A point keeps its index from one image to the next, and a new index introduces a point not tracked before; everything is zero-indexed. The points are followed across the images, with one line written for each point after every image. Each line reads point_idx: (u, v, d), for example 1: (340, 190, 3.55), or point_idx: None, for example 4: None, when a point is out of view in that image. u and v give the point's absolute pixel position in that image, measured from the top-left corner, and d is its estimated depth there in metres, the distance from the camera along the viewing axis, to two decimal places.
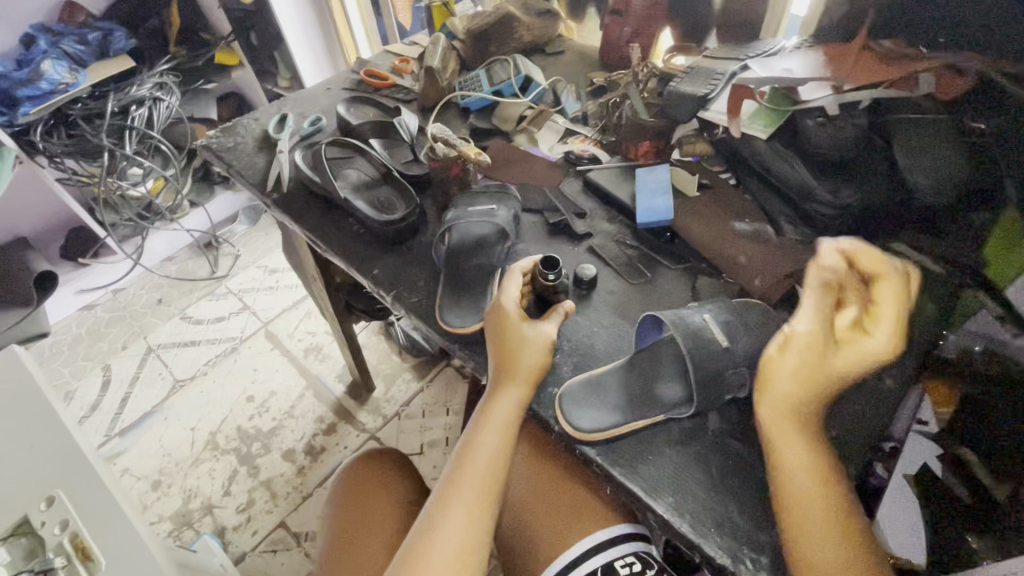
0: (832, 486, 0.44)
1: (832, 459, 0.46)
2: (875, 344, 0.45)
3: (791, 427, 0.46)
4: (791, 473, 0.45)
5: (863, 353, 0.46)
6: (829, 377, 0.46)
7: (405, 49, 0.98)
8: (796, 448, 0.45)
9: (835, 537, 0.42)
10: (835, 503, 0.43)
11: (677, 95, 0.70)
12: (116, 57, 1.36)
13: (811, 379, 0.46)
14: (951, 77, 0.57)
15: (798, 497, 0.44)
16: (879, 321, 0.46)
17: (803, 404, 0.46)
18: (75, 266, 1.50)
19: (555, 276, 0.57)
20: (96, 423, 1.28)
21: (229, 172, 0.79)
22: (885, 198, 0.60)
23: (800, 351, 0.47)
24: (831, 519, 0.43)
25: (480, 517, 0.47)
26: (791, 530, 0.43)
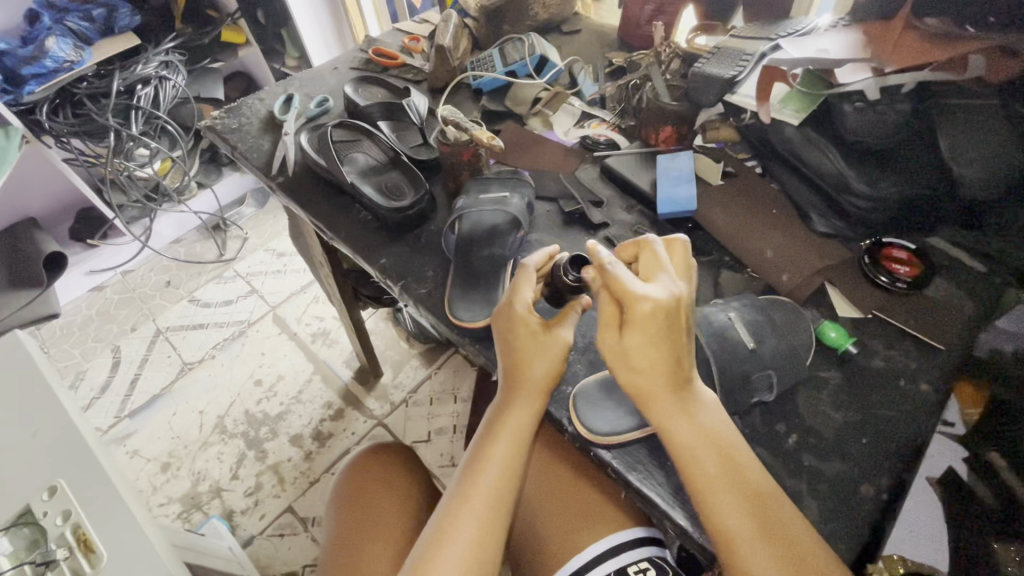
0: (748, 483, 0.42)
1: (735, 436, 0.45)
2: (641, 310, 0.43)
3: (680, 430, 0.44)
4: (702, 480, 0.43)
5: (640, 322, 0.43)
6: (642, 361, 0.44)
7: (415, 28, 0.95)
8: (693, 447, 0.43)
9: (763, 540, 0.40)
10: (745, 484, 0.42)
11: (704, 76, 0.65)
12: (123, 35, 1.33)
13: (645, 367, 0.44)
14: (1004, 60, 0.51)
15: (714, 504, 0.42)
16: (629, 294, 0.44)
17: (676, 402, 0.44)
18: (84, 247, 1.49)
19: (576, 276, 0.54)
20: (105, 405, 1.28)
21: (233, 154, 0.76)
22: (928, 190, 0.56)
23: (618, 352, 0.45)
24: (756, 520, 0.41)
25: (490, 527, 0.46)
26: (722, 544, 0.41)
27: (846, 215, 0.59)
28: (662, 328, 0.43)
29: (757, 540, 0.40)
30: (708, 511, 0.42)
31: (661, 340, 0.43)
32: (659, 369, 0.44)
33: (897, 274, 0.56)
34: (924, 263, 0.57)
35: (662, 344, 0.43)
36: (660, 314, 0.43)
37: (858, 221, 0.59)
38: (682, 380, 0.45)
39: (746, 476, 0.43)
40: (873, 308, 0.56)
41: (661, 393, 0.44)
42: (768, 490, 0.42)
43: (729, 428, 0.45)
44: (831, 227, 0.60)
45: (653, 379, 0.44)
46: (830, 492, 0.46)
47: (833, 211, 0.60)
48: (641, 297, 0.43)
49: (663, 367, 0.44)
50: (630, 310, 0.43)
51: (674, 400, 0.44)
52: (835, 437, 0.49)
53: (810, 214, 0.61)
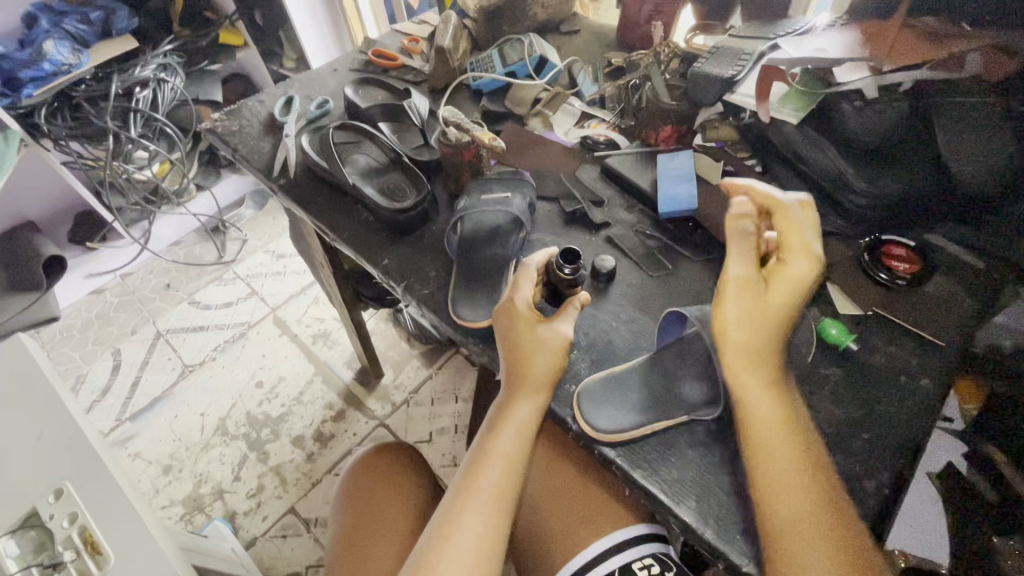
0: (813, 470, 0.43)
1: (803, 422, 0.46)
2: (798, 272, 0.44)
3: (764, 399, 0.45)
4: (771, 453, 0.43)
5: (787, 283, 0.45)
6: (773, 320, 0.45)
7: (414, 29, 0.95)
8: (766, 423, 0.44)
9: (819, 520, 0.41)
10: (809, 470, 0.43)
11: (703, 76, 0.66)
12: (120, 37, 1.33)
13: (763, 324, 0.45)
14: (1001, 58, 0.52)
15: (774, 480, 0.43)
16: (788, 248, 0.45)
17: (764, 371, 0.45)
18: (83, 250, 1.49)
19: (572, 269, 0.55)
20: (107, 408, 1.28)
21: (235, 157, 0.77)
22: (928, 187, 0.56)
23: (749, 304, 0.45)
24: (814, 496, 0.42)
25: (495, 522, 0.46)
26: (770, 519, 0.42)
27: (845, 212, 0.60)
28: (801, 294, 0.45)
29: (813, 518, 0.41)
30: (765, 486, 0.43)
31: (786, 305, 0.45)
32: (767, 330, 0.45)
33: (896, 270, 0.57)
34: (924, 261, 0.58)
35: (791, 306, 0.45)
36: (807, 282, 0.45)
37: (858, 219, 0.60)
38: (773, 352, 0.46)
39: (811, 462, 0.44)
40: (872, 305, 0.56)
41: (758, 361, 0.45)
42: (825, 479, 0.43)
43: (798, 411, 0.46)
44: (830, 224, 0.61)
45: (763, 338, 0.45)
46: None
47: (832, 209, 0.61)
48: (801, 258, 0.44)
49: (776, 328, 0.45)
50: (786, 267, 0.45)
51: (763, 370, 0.45)
52: (836, 432, 0.49)
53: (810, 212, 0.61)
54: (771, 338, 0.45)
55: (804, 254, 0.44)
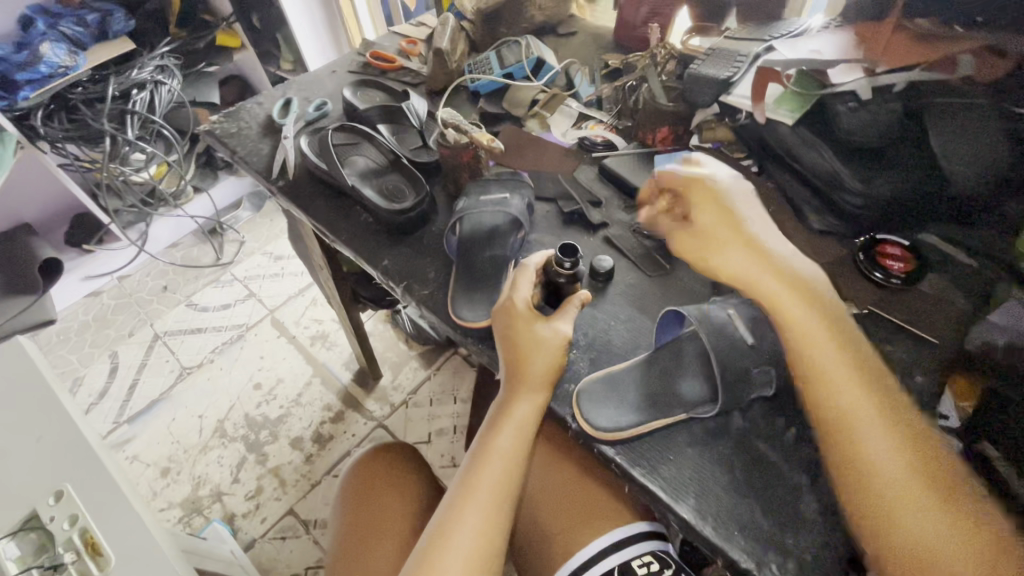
0: (891, 407, 0.43)
1: (869, 361, 0.45)
2: (702, 189, 0.51)
3: (824, 347, 0.45)
4: (845, 402, 0.43)
5: (704, 202, 0.50)
6: (731, 235, 0.49)
7: (412, 30, 0.95)
8: (832, 371, 0.44)
9: (913, 463, 0.41)
10: (889, 409, 0.43)
11: (699, 78, 0.67)
12: (117, 39, 1.32)
13: (731, 243, 0.49)
14: (992, 59, 0.53)
15: (855, 429, 0.42)
16: (686, 184, 0.52)
17: (817, 314, 0.46)
18: (80, 252, 1.49)
19: (572, 263, 0.54)
20: (104, 410, 1.28)
21: (233, 159, 0.77)
22: (921, 187, 0.57)
23: (703, 238, 0.50)
24: (903, 441, 0.41)
25: (496, 518, 0.47)
26: (859, 469, 0.42)
27: (840, 211, 0.61)
28: (721, 200, 0.50)
29: (905, 457, 0.41)
30: (847, 437, 0.42)
31: (726, 216, 0.49)
32: (744, 238, 0.48)
33: (891, 269, 0.58)
34: (918, 261, 0.58)
35: (734, 213, 0.50)
36: (714, 187, 0.51)
37: (853, 219, 0.60)
38: (805, 284, 0.47)
39: (886, 399, 0.43)
40: (868, 304, 0.57)
41: (785, 285, 0.46)
42: (904, 413, 0.43)
43: (863, 349, 0.46)
44: (825, 223, 0.62)
45: (743, 255, 0.48)
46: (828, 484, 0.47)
47: (827, 208, 0.62)
48: (692, 180, 0.52)
49: (745, 236, 0.48)
50: (692, 192, 0.51)
51: (816, 316, 0.46)
52: None
53: (803, 211, 0.63)
54: (749, 246, 0.48)
55: (694, 176, 0.52)
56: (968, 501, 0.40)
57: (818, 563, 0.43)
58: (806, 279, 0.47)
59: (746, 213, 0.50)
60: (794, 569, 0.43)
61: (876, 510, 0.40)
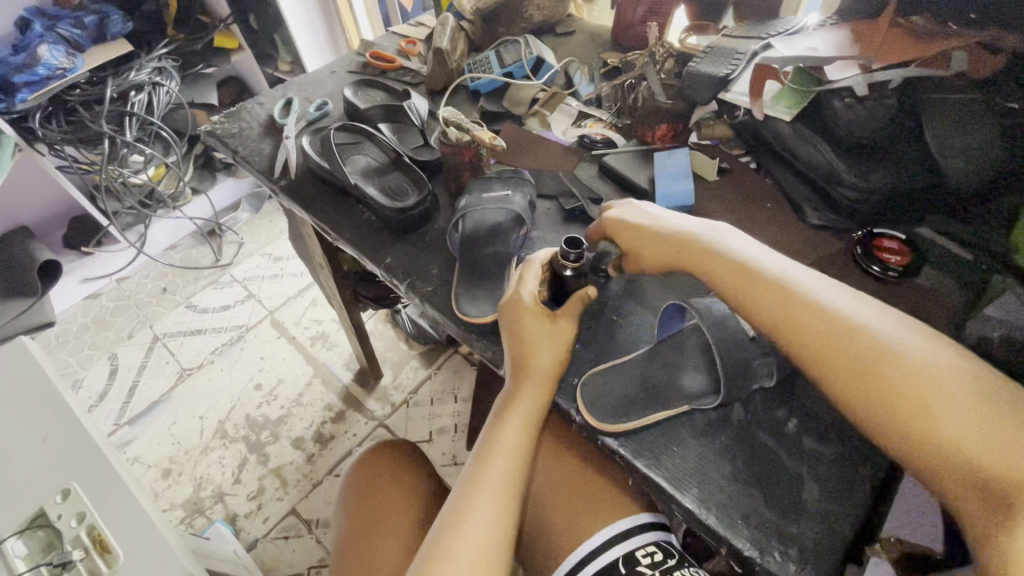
0: (911, 359, 0.41)
1: (869, 321, 0.44)
2: (611, 223, 0.58)
3: (802, 314, 0.45)
4: (845, 358, 0.43)
5: (621, 234, 0.57)
6: (660, 250, 0.54)
7: (411, 31, 0.96)
8: (840, 351, 0.43)
9: (938, 388, 0.39)
10: (911, 364, 0.40)
11: (699, 74, 0.67)
12: (114, 41, 1.32)
13: (664, 256, 0.54)
14: (984, 55, 0.54)
15: (888, 405, 0.40)
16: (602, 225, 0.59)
17: (781, 288, 0.47)
18: (79, 255, 1.49)
19: (578, 254, 0.54)
20: (104, 412, 1.28)
21: (235, 159, 0.77)
22: (918, 181, 0.58)
23: (645, 261, 0.56)
24: (926, 381, 0.39)
25: (504, 509, 0.47)
26: (914, 447, 0.39)
27: (838, 206, 0.62)
28: (624, 221, 0.57)
29: (945, 406, 0.38)
30: (886, 418, 0.40)
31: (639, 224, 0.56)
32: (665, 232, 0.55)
33: (888, 263, 0.58)
34: (914, 252, 0.59)
35: (642, 231, 0.55)
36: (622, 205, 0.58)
37: (851, 213, 0.61)
38: (751, 263, 0.50)
39: (904, 354, 0.41)
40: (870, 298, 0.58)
41: (728, 265, 0.50)
42: (927, 357, 0.41)
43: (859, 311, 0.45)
44: (823, 219, 0.63)
45: (682, 259, 0.53)
46: (827, 473, 0.47)
47: (825, 203, 0.63)
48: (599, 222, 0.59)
49: (664, 244, 0.54)
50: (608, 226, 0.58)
51: (781, 289, 0.47)
52: (834, 420, 0.50)
53: (803, 207, 0.64)
54: (668, 236, 0.54)
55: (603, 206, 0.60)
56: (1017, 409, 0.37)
57: (821, 551, 0.44)
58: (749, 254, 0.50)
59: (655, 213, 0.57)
60: (797, 556, 0.43)
61: (926, 453, 0.38)
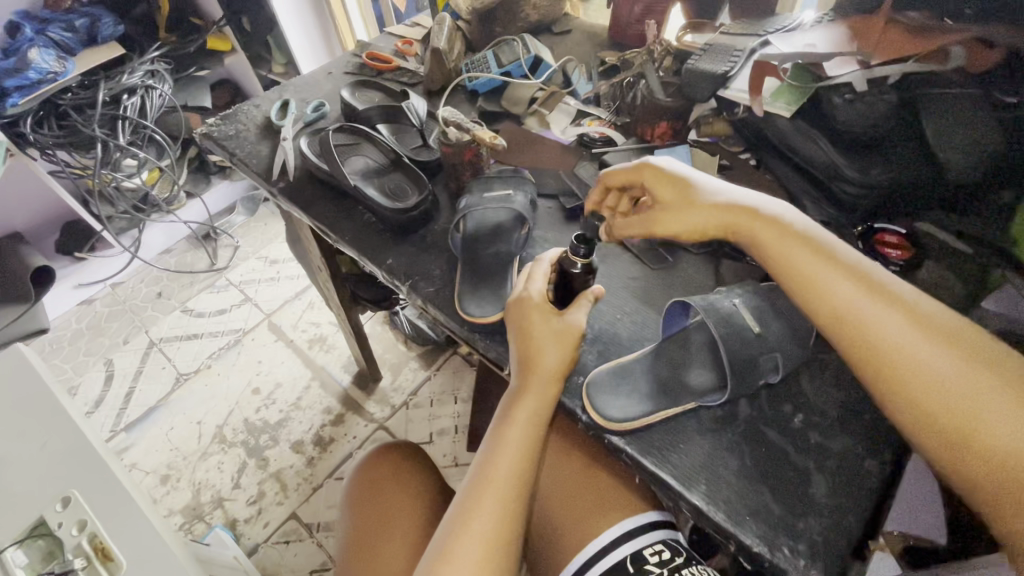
0: (981, 358, 0.39)
1: (937, 314, 0.42)
2: (652, 173, 0.55)
3: (853, 296, 0.43)
4: (895, 346, 0.41)
5: (658, 183, 0.55)
6: (697, 204, 0.53)
7: (407, 31, 0.95)
8: (900, 340, 0.41)
9: (998, 392, 0.37)
10: (981, 363, 0.39)
11: (697, 73, 0.67)
12: (106, 44, 1.31)
13: (692, 213, 0.52)
14: (982, 49, 0.55)
15: (953, 402, 0.38)
16: (633, 174, 0.56)
17: (834, 270, 0.45)
18: (72, 260, 1.47)
19: (586, 250, 0.50)
20: (100, 419, 1.26)
21: (232, 161, 0.76)
22: (918, 175, 0.58)
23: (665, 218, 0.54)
24: (997, 382, 0.38)
25: (513, 507, 0.47)
26: (973, 451, 0.37)
27: (839, 202, 0.62)
28: (665, 173, 0.55)
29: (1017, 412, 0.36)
30: (948, 415, 0.38)
31: (678, 186, 0.54)
32: (706, 204, 0.52)
33: (890, 258, 0.59)
34: (915, 247, 0.59)
35: (683, 186, 0.54)
36: (658, 167, 0.55)
37: (850, 208, 0.62)
38: (807, 240, 0.48)
39: (974, 352, 0.39)
40: None
41: (780, 238, 0.48)
42: (998, 359, 0.39)
43: (925, 303, 0.43)
44: (824, 214, 0.63)
45: (716, 218, 0.52)
46: (834, 468, 0.47)
47: (826, 199, 0.63)
48: (633, 172, 0.56)
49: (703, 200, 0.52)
50: (644, 176, 0.56)
51: (833, 270, 0.45)
52: (839, 415, 0.51)
53: (804, 203, 0.64)
54: (710, 204, 0.52)
55: (634, 166, 0.56)
56: None
57: (830, 545, 0.44)
58: (802, 231, 0.48)
59: (697, 180, 0.54)
60: (806, 551, 0.43)
61: (966, 450, 0.37)
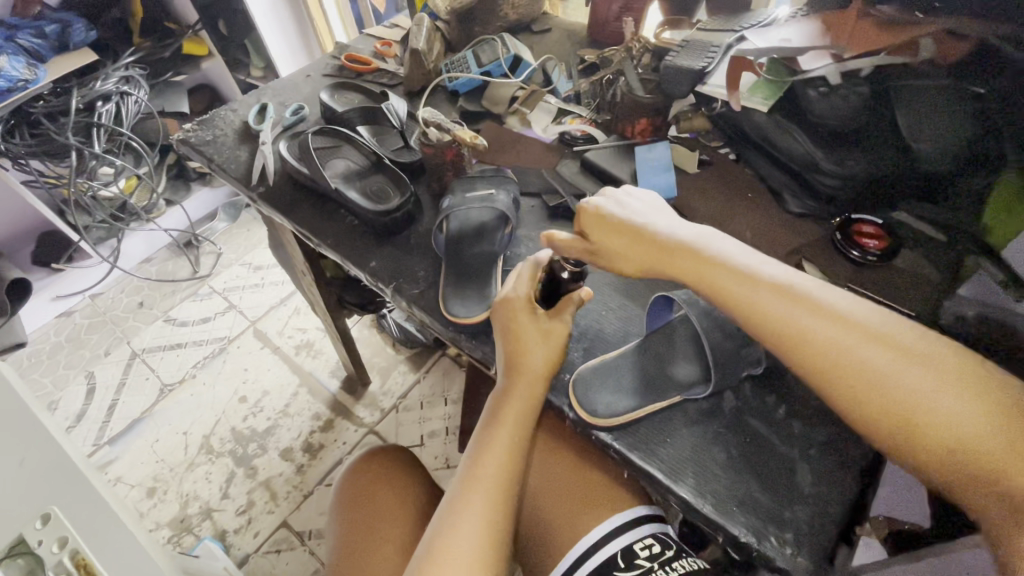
0: (906, 352, 0.40)
1: (859, 312, 0.43)
2: (588, 215, 0.53)
3: (784, 310, 0.44)
4: (831, 356, 0.42)
5: (594, 226, 0.53)
6: (630, 247, 0.51)
7: (386, 32, 0.95)
8: (836, 348, 0.42)
9: (932, 383, 0.38)
10: (907, 356, 0.40)
11: (674, 69, 0.68)
12: (78, 50, 1.28)
13: (628, 253, 0.51)
14: (953, 42, 0.55)
15: (896, 404, 0.39)
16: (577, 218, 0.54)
17: (758, 286, 0.46)
18: (48, 272, 1.44)
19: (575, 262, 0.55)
20: (83, 433, 1.24)
21: (210, 167, 0.75)
22: (890, 167, 0.59)
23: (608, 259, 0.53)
24: (927, 373, 0.39)
25: (502, 507, 0.47)
26: (927, 449, 0.38)
27: (817, 193, 0.63)
28: (601, 213, 0.53)
29: (952, 400, 0.38)
30: (894, 419, 0.39)
31: (614, 226, 0.52)
32: (637, 244, 0.51)
33: (868, 247, 0.60)
34: (892, 237, 0.61)
35: (619, 227, 0.52)
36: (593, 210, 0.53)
37: (829, 200, 0.63)
38: (733, 258, 0.48)
39: (899, 347, 0.41)
40: (848, 281, 0.59)
41: (706, 261, 0.48)
42: (920, 348, 0.40)
43: (845, 303, 0.44)
44: (802, 206, 0.64)
45: (646, 255, 0.51)
46: (818, 456, 0.48)
47: (804, 191, 0.64)
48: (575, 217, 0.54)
49: (634, 238, 0.51)
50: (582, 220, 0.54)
51: (762, 285, 0.46)
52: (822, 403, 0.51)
53: (783, 195, 0.65)
54: (643, 241, 0.51)
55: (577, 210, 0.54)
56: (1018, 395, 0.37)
57: (816, 534, 0.44)
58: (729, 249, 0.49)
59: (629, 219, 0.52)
60: (792, 540, 0.44)
61: (921, 449, 0.38)
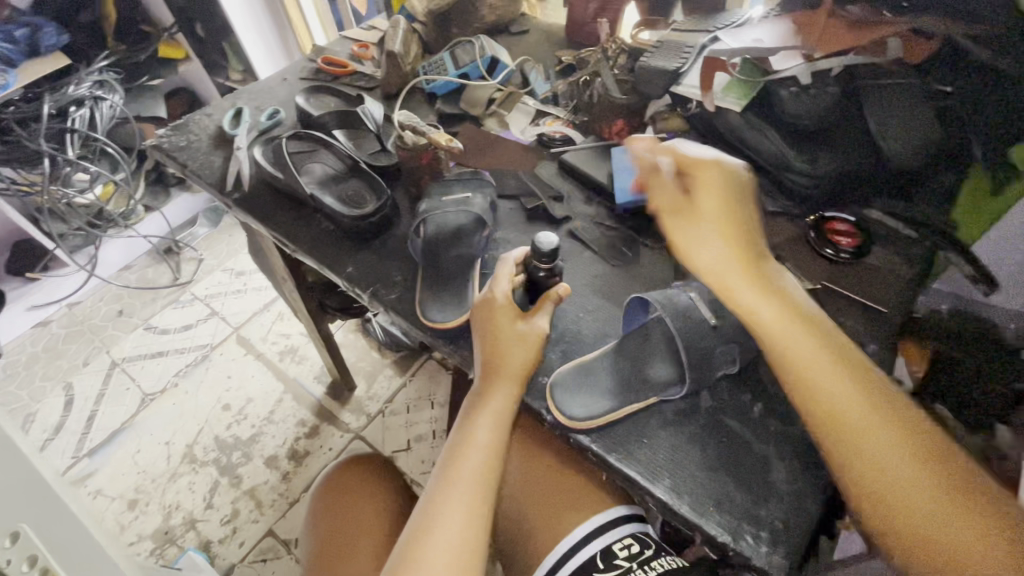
0: (881, 402, 0.44)
1: (851, 353, 0.46)
2: (716, 182, 0.50)
3: (785, 325, 0.47)
4: (811, 374, 0.45)
5: (712, 191, 0.50)
6: (734, 225, 0.49)
7: (364, 34, 0.94)
8: (817, 371, 0.45)
9: (889, 432, 0.42)
10: (878, 403, 0.44)
11: (651, 69, 0.69)
12: (50, 55, 1.25)
13: (736, 227, 0.48)
14: (918, 41, 0.57)
15: (854, 431, 0.43)
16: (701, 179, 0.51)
17: (776, 299, 0.47)
18: (23, 282, 1.41)
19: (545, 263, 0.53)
20: (61, 445, 1.21)
21: (184, 173, 0.74)
22: (860, 164, 0.60)
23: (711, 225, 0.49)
24: (889, 426, 0.43)
25: (479, 510, 0.47)
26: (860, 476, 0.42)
27: (792, 193, 0.64)
28: (719, 185, 0.50)
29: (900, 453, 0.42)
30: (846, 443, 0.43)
31: (726, 204, 0.49)
32: (737, 224, 0.49)
33: (841, 245, 0.60)
34: (864, 234, 0.61)
35: (732, 205, 0.50)
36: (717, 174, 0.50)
37: (802, 198, 0.64)
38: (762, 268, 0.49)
39: (877, 397, 0.44)
40: (822, 279, 0.60)
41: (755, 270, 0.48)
42: (894, 404, 0.44)
43: (843, 342, 0.47)
44: (777, 206, 0.65)
45: (738, 242, 0.49)
46: (793, 453, 0.49)
47: (779, 191, 0.65)
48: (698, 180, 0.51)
49: (743, 221, 0.49)
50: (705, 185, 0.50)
51: (775, 297, 0.47)
52: None
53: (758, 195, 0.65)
54: (742, 226, 0.49)
55: (704, 159, 0.51)
56: (959, 474, 0.41)
57: (792, 533, 0.45)
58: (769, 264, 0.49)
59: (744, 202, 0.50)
60: (769, 538, 0.44)
61: (856, 475, 0.42)
